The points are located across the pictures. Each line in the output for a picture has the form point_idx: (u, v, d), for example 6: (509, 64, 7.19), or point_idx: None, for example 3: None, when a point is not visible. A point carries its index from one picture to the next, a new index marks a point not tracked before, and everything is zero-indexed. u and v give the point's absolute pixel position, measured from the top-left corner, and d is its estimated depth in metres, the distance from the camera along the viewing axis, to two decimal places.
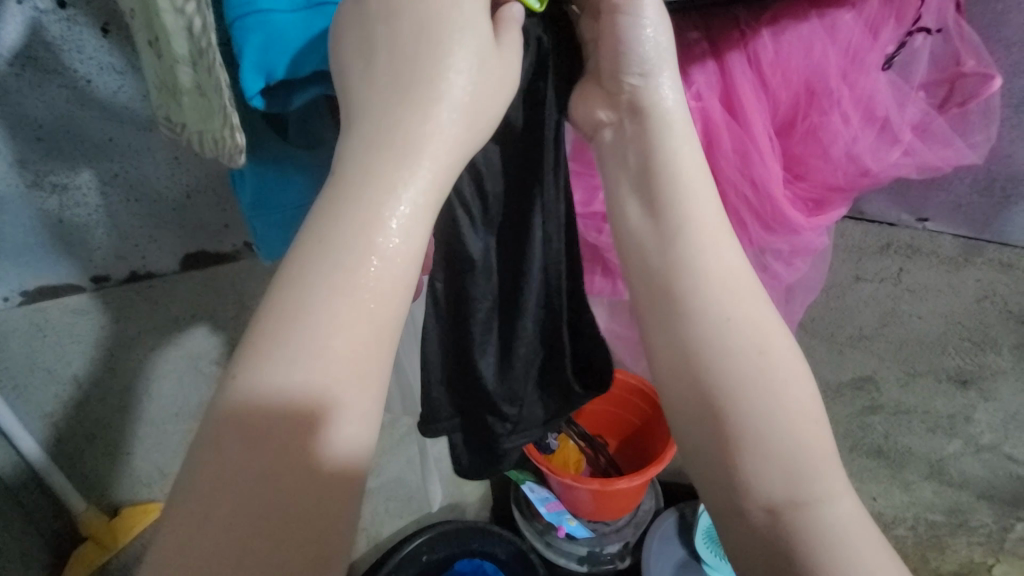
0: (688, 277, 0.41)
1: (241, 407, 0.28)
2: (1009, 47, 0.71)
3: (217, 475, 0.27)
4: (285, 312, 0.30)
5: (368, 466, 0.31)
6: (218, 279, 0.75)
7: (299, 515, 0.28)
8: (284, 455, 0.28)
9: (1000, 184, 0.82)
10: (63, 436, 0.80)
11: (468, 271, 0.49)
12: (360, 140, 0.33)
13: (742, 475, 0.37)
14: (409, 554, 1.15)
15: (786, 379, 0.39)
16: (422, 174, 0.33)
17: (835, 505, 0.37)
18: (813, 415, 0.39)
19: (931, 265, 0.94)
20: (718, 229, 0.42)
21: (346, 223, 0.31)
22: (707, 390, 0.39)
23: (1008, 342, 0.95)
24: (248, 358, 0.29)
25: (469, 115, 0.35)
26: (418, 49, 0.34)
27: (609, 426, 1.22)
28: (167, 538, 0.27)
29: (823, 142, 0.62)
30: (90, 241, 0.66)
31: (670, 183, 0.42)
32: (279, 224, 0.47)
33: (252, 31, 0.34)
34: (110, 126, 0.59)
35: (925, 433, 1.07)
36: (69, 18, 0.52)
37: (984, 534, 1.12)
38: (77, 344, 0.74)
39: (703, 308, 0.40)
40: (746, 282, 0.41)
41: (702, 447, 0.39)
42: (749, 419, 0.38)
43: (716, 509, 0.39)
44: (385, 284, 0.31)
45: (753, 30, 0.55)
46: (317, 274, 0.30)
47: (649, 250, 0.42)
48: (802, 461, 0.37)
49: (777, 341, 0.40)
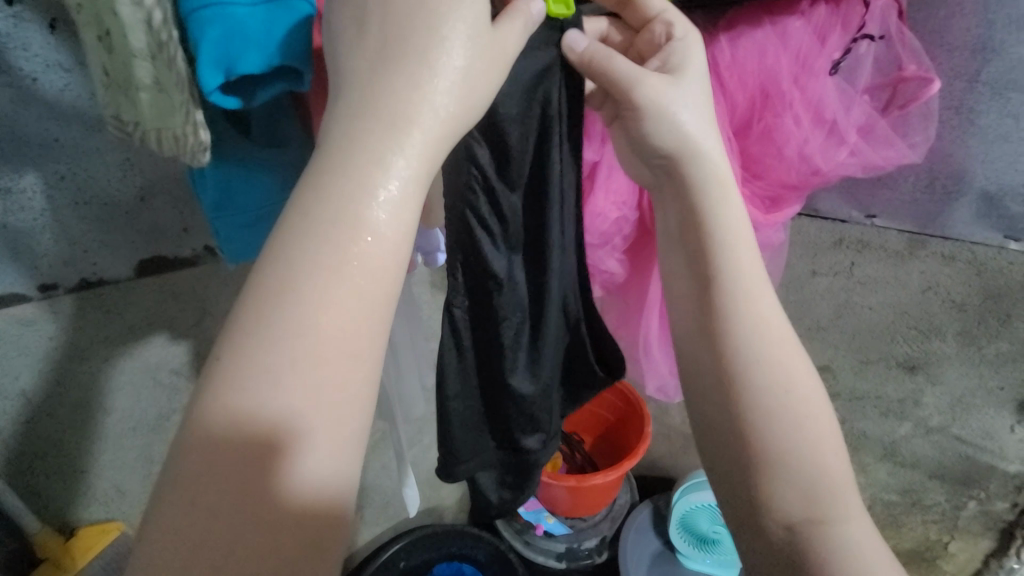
0: (722, 315, 0.43)
1: (211, 427, 0.27)
2: (950, 51, 0.76)
3: (191, 494, 0.26)
4: (267, 308, 0.28)
5: (351, 486, 0.29)
6: (174, 286, 0.73)
7: (283, 533, 0.27)
8: (269, 460, 0.27)
9: (941, 182, 0.88)
10: (11, 458, 0.74)
11: (497, 290, 0.49)
12: (344, 128, 0.32)
13: (764, 496, 0.41)
14: (387, 561, 1.15)
15: (811, 403, 0.42)
16: (399, 177, 0.31)
17: (852, 525, 0.40)
18: (831, 441, 0.42)
19: (880, 258, 0.99)
20: (750, 270, 0.44)
21: (320, 230, 0.29)
22: (735, 411, 0.42)
23: (952, 329, 1.01)
24: (219, 373, 0.28)
25: (455, 113, 0.34)
26: (408, 31, 0.33)
27: (588, 425, 1.24)
28: (149, 543, 0.26)
29: (778, 142, 0.64)
30: (35, 247, 0.63)
31: (703, 225, 0.45)
32: (244, 225, 0.46)
33: (210, 24, 0.32)
34: (56, 126, 0.56)
35: (879, 418, 1.13)
36: (16, 15, 0.49)
37: (936, 512, 1.19)
38: (23, 358, 0.70)
39: (728, 334, 0.43)
40: (778, 325, 0.43)
41: (726, 468, 0.43)
42: (775, 443, 0.41)
43: (738, 525, 0.43)
44: (374, 280, 0.30)
45: (710, 34, 0.59)
46: (300, 268, 0.29)
47: (683, 291, 0.46)
48: (821, 482, 0.40)
49: (804, 372, 0.43)
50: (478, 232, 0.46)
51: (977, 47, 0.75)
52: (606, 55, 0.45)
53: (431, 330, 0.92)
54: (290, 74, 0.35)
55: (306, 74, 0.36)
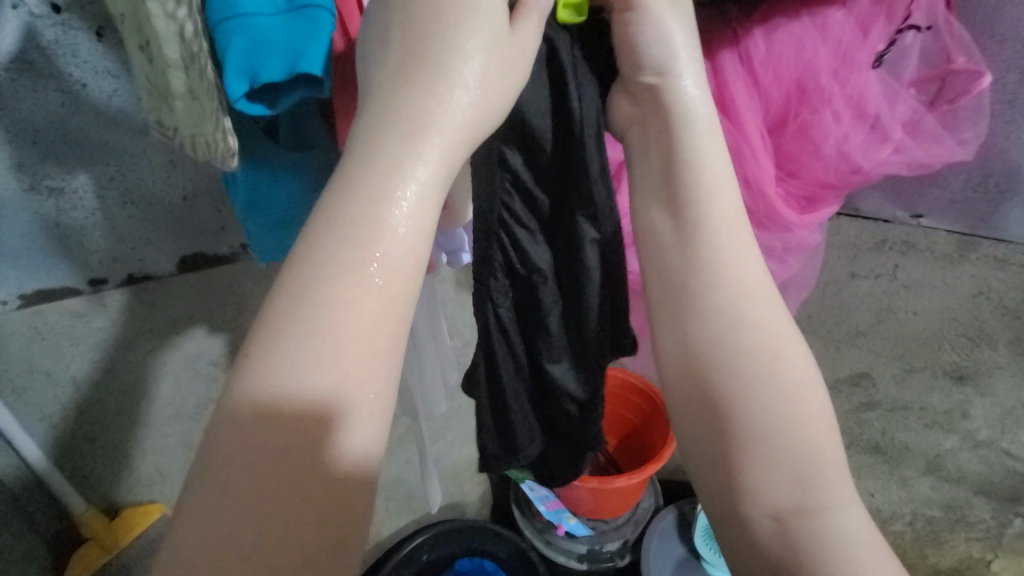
0: (706, 278, 0.41)
1: (235, 428, 0.27)
2: (1003, 43, 0.71)
3: (218, 489, 0.26)
4: (293, 308, 0.29)
5: (375, 479, 0.30)
6: (214, 282, 0.76)
7: (304, 526, 0.27)
8: (294, 455, 0.27)
9: (994, 180, 0.83)
10: (65, 437, 0.80)
11: (542, 284, 0.48)
12: (364, 133, 0.32)
13: (749, 479, 0.38)
14: (409, 553, 1.17)
15: (798, 385, 0.39)
16: (417, 179, 0.31)
17: (843, 515, 0.38)
18: (821, 423, 0.39)
19: (926, 261, 0.94)
20: (736, 228, 0.42)
21: (339, 233, 0.30)
22: (719, 386, 0.40)
23: (1004, 338, 0.96)
24: (242, 375, 0.28)
25: (474, 114, 0.34)
26: (428, 41, 0.34)
27: (615, 426, 1.21)
28: (182, 531, 0.26)
29: (816, 140, 0.62)
30: (88, 244, 0.67)
31: (693, 184, 0.41)
32: (274, 224, 0.48)
33: (235, 35, 0.33)
34: (107, 130, 0.59)
35: (922, 429, 1.07)
36: (64, 23, 0.52)
37: (982, 530, 1.11)
38: (75, 347, 0.74)
39: (712, 298, 0.40)
40: (761, 284, 0.41)
41: (707, 449, 0.40)
42: (759, 429, 0.38)
43: (717, 514, 0.40)
44: (394, 280, 0.30)
45: (745, 29, 0.55)
46: (325, 268, 0.29)
47: (667, 248, 0.42)
48: (811, 470, 0.38)
49: (792, 348, 0.40)
50: (515, 230, 0.46)
51: None
52: None
53: (454, 328, 0.92)
54: (310, 81, 0.36)
55: (325, 81, 0.36)
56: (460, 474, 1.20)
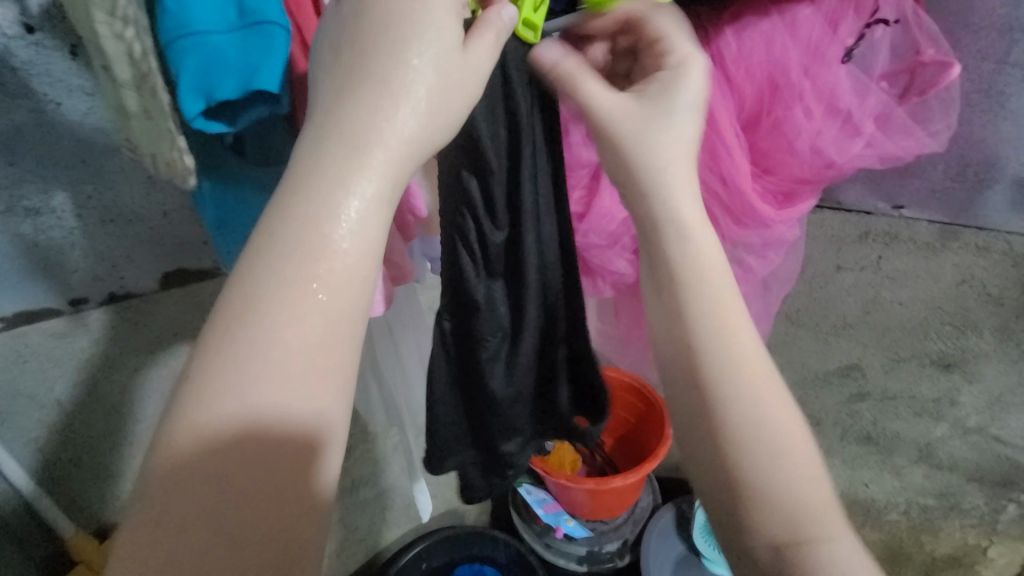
0: (703, 338, 0.44)
1: (181, 450, 0.27)
2: (975, 32, 0.72)
3: (165, 512, 0.26)
4: (240, 327, 0.29)
5: (330, 497, 0.30)
6: (199, 297, 0.75)
7: (256, 549, 0.27)
8: (240, 476, 0.27)
9: (972, 169, 0.84)
10: (50, 460, 0.79)
11: (477, 313, 0.51)
12: (311, 147, 0.32)
13: (751, 518, 0.41)
14: (408, 562, 1.16)
15: (788, 432, 0.43)
16: (366, 193, 0.31)
17: (836, 546, 0.41)
18: (811, 466, 0.43)
19: (909, 251, 0.95)
20: (726, 292, 0.45)
21: (285, 249, 0.30)
22: (717, 435, 0.43)
23: (988, 325, 0.97)
24: (188, 396, 0.28)
25: (424, 128, 0.34)
26: (376, 56, 0.33)
27: (610, 427, 1.20)
28: (122, 554, 0.26)
29: (788, 136, 0.62)
30: (67, 264, 0.66)
31: (672, 252, 0.45)
32: (241, 242, 0.47)
33: (188, 54, 0.34)
34: (82, 149, 0.59)
35: (913, 419, 1.08)
36: (37, 42, 0.51)
37: (976, 516, 1.11)
38: (58, 368, 0.73)
39: (707, 357, 0.43)
40: (751, 343, 0.45)
41: (709, 491, 0.44)
42: (754, 468, 0.42)
43: (727, 548, 0.44)
44: (339, 296, 0.30)
45: (715, 29, 0.56)
46: (269, 286, 0.29)
47: (666, 314, 0.45)
48: (806, 509, 0.41)
49: (781, 401, 0.44)
50: (464, 257, 0.48)
51: (1004, 27, 0.71)
52: (578, 78, 0.45)
53: None
54: (268, 97, 0.35)
55: (282, 96, 0.35)
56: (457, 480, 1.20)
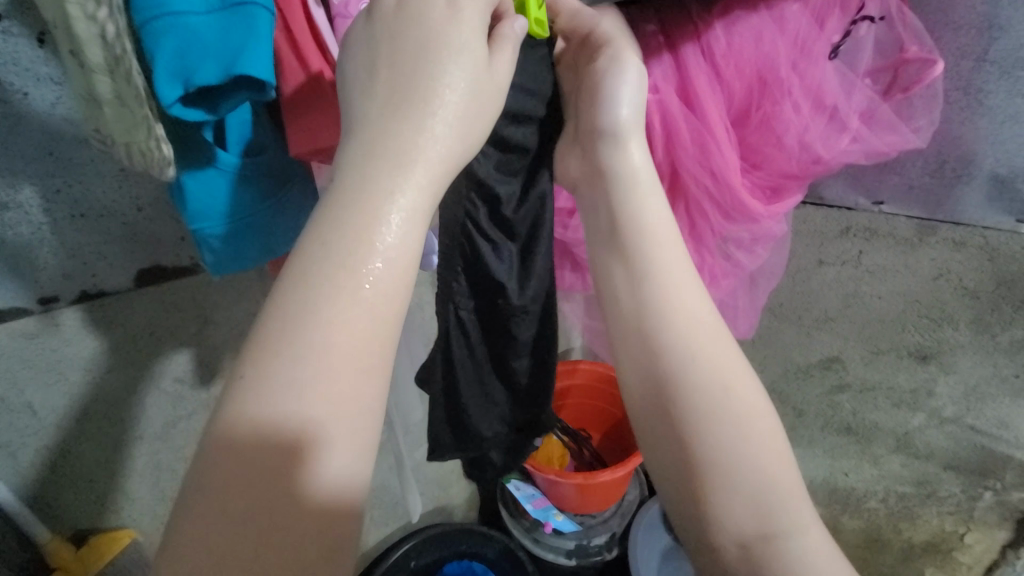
0: (662, 320, 0.45)
1: (234, 438, 0.28)
2: (955, 30, 0.74)
3: (216, 498, 0.27)
4: (288, 320, 0.29)
5: (364, 493, 0.30)
6: (174, 295, 0.73)
7: (302, 537, 0.27)
8: (295, 473, 0.28)
9: (951, 165, 0.85)
10: (22, 468, 0.75)
11: (503, 291, 0.50)
12: (354, 147, 0.33)
13: (713, 508, 0.42)
14: (396, 562, 1.15)
15: (751, 415, 0.43)
16: (409, 195, 0.32)
17: (802, 534, 0.41)
18: (775, 452, 0.43)
19: (888, 246, 0.97)
20: (682, 276, 0.46)
21: (334, 244, 0.30)
22: (677, 422, 0.43)
23: (963, 317, 0.98)
24: (238, 386, 0.28)
25: (456, 132, 0.34)
26: (411, 62, 0.34)
27: (597, 422, 1.21)
28: (174, 540, 0.27)
29: (777, 131, 0.63)
30: (37, 261, 0.62)
31: (636, 238, 0.47)
32: (213, 239, 0.45)
33: (165, 36, 0.32)
34: (50, 141, 0.56)
35: (891, 408, 1.11)
36: (4, 30, 0.49)
37: (953, 504, 1.14)
38: (30, 371, 0.70)
39: (665, 338, 0.44)
40: (710, 325, 0.45)
41: (670, 479, 0.44)
42: (715, 454, 0.42)
43: (692, 542, 0.44)
44: (385, 300, 0.31)
45: (706, 23, 0.56)
46: (316, 281, 0.30)
47: (622, 294, 0.46)
48: (771, 496, 0.41)
49: (744, 382, 0.44)
50: (478, 240, 0.48)
51: (983, 25, 0.72)
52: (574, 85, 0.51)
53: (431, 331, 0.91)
54: (253, 84, 0.34)
55: (268, 84, 0.34)
56: (445, 477, 1.19)
